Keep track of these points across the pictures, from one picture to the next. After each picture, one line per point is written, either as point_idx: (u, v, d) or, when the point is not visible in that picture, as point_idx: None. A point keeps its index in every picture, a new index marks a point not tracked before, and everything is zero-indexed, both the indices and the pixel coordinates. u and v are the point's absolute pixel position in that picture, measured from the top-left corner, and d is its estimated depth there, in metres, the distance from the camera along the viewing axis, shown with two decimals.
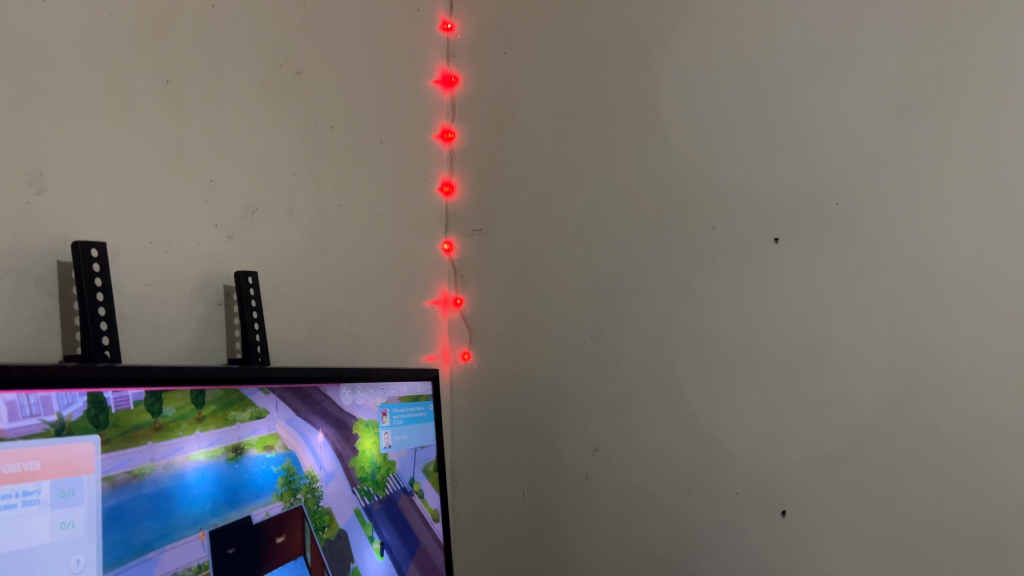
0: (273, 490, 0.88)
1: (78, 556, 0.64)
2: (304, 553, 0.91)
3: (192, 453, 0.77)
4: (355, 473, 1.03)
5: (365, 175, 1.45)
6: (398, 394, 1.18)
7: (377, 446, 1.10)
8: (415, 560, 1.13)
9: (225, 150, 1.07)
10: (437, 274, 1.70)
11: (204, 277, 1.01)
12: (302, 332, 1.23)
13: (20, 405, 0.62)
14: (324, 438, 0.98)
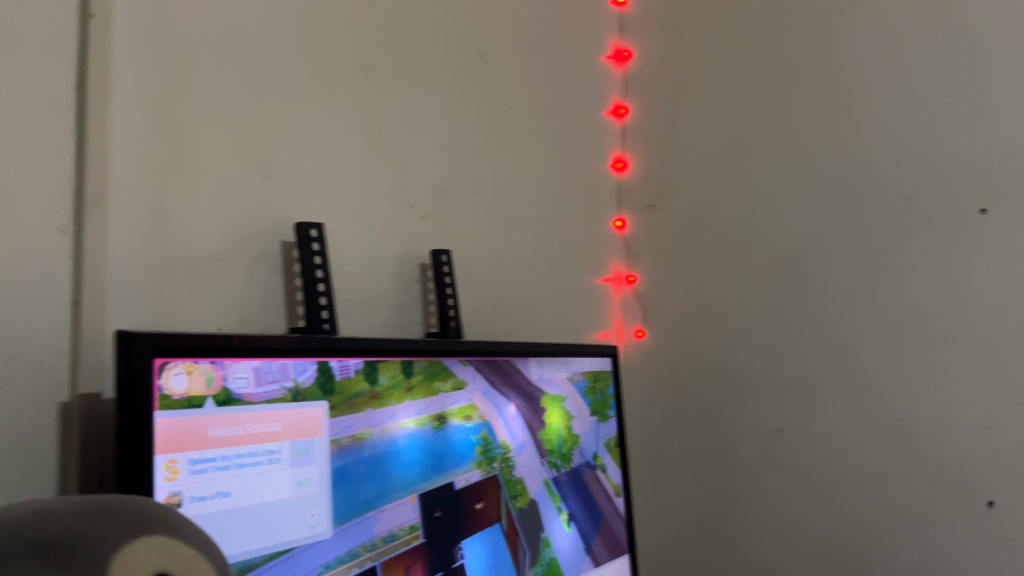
0: (473, 458, 0.92)
1: (313, 511, 0.69)
2: (500, 520, 0.94)
3: (403, 420, 0.82)
4: (544, 444, 1.06)
5: (542, 153, 1.47)
6: (581, 369, 1.19)
7: (563, 419, 1.11)
8: (599, 533, 1.15)
9: (417, 132, 1.12)
10: (609, 252, 1.65)
11: (401, 255, 1.06)
12: (487, 308, 1.26)
13: (263, 371, 0.68)
14: (516, 409, 1.01)
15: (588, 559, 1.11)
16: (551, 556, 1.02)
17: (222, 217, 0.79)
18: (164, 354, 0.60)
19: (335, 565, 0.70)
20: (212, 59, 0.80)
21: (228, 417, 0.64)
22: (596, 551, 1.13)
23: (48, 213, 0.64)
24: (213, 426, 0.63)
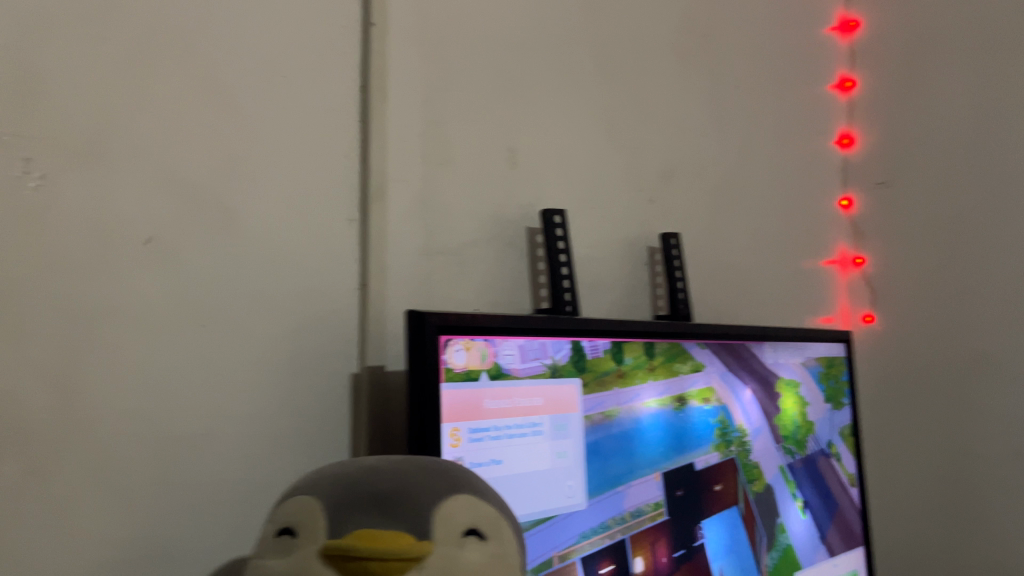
0: (711, 440, 0.92)
1: (569, 483, 0.74)
2: (737, 503, 0.94)
3: (646, 400, 0.84)
4: (778, 430, 1.04)
5: (768, 131, 1.42)
6: (814, 354, 1.16)
7: (798, 405, 1.09)
8: (834, 523, 1.11)
9: (646, 117, 1.13)
10: (835, 233, 1.57)
11: (632, 239, 1.07)
12: (715, 292, 1.24)
13: (525, 349, 0.72)
14: (752, 393, 1.00)
15: (824, 549, 1.08)
16: (787, 543, 1.01)
17: (476, 205, 0.85)
18: (448, 331, 0.66)
19: (589, 534, 0.75)
20: (469, 57, 0.86)
21: (498, 390, 0.69)
22: (832, 542, 1.10)
23: (338, 205, 0.73)
24: (486, 398, 0.68)
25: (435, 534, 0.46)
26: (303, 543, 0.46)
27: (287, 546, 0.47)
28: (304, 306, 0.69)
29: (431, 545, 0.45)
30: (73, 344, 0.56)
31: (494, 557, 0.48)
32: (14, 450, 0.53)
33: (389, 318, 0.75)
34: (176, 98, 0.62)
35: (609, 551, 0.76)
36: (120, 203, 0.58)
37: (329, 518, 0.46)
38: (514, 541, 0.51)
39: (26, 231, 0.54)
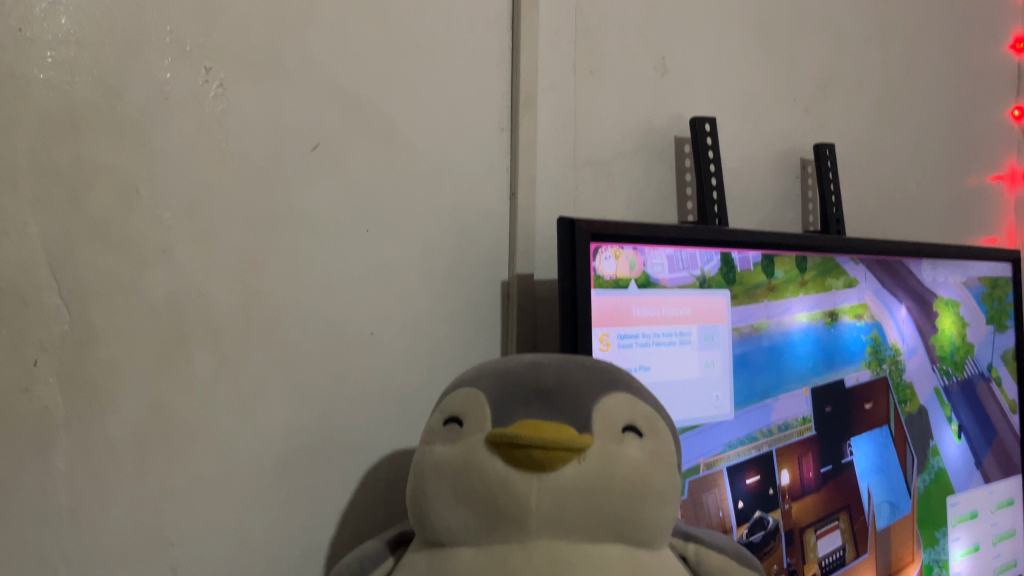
0: (863, 358, 0.89)
1: (716, 393, 0.74)
2: (888, 423, 0.91)
3: (797, 314, 0.82)
4: (935, 351, 0.99)
5: (937, 35, 1.32)
6: (977, 274, 1.09)
7: (957, 326, 1.03)
8: (991, 449, 1.06)
9: (804, 22, 1.07)
10: (1005, 146, 1.45)
11: (784, 151, 1.03)
12: (869, 206, 1.18)
13: (675, 259, 0.71)
14: (907, 312, 0.96)
15: (979, 475, 1.04)
16: (940, 466, 0.98)
17: (625, 115, 0.83)
18: (598, 239, 0.66)
19: (735, 445, 0.75)
20: None
21: (648, 299, 0.69)
22: (987, 468, 1.05)
23: (490, 115, 0.74)
24: (636, 307, 0.69)
25: (594, 429, 0.48)
26: (471, 432, 0.49)
27: (454, 434, 0.50)
28: (459, 214, 0.71)
29: (591, 438, 0.47)
30: (256, 246, 0.60)
31: (651, 453, 0.50)
32: (210, 341, 0.57)
33: (538, 227, 0.76)
34: (343, 10, 0.64)
35: (755, 463, 0.76)
36: (292, 113, 0.61)
37: (494, 410, 0.49)
38: (669, 440, 0.52)
39: (213, 138, 0.58)
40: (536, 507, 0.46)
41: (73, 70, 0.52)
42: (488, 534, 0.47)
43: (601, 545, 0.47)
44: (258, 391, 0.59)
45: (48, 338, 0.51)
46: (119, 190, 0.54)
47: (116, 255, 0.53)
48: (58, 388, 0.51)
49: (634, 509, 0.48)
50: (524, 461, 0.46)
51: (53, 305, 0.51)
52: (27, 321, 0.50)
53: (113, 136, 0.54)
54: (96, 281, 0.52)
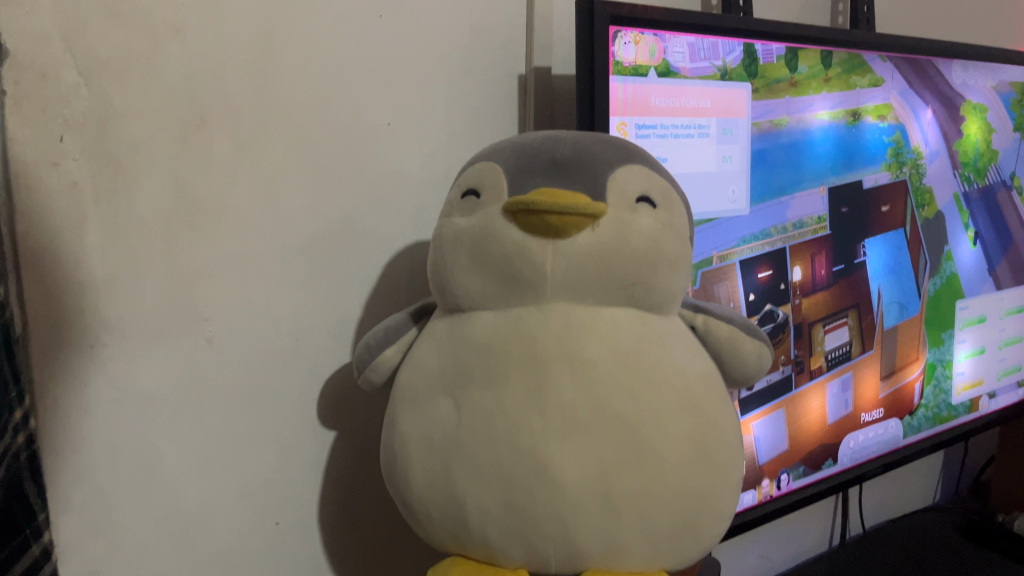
0: (883, 160, 0.88)
1: (733, 189, 0.74)
2: (904, 227, 0.92)
3: (818, 112, 0.81)
4: (958, 157, 0.98)
5: None
6: (1009, 79, 1.06)
7: (983, 131, 1.02)
8: (1006, 257, 1.07)
9: None
10: None
11: None
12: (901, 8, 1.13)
13: (696, 49, 0.70)
14: (933, 115, 0.94)
15: (990, 282, 1.05)
16: (952, 271, 0.99)
17: None
18: (617, 24, 0.64)
19: (749, 240, 0.76)
20: None
21: (667, 89, 0.68)
22: (1000, 275, 1.07)
23: None
24: (654, 97, 0.68)
25: (608, 198, 0.49)
26: (487, 202, 0.51)
27: (472, 205, 0.52)
28: (472, 2, 0.69)
29: (605, 207, 0.48)
30: (266, 28, 0.59)
31: (662, 223, 0.51)
32: (228, 124, 0.58)
33: (555, 19, 0.74)
34: None
35: (768, 258, 0.78)
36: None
37: (510, 181, 0.50)
38: (682, 213, 0.53)
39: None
40: (551, 271, 0.49)
41: None
42: (505, 298, 0.51)
43: (612, 308, 0.51)
44: (277, 176, 0.61)
45: (70, 113, 0.51)
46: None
47: (129, 32, 0.53)
48: (84, 163, 0.52)
49: (644, 275, 0.50)
50: (540, 227, 0.47)
51: (71, 81, 0.51)
52: (48, 95, 0.50)
53: None
54: (111, 57, 0.52)
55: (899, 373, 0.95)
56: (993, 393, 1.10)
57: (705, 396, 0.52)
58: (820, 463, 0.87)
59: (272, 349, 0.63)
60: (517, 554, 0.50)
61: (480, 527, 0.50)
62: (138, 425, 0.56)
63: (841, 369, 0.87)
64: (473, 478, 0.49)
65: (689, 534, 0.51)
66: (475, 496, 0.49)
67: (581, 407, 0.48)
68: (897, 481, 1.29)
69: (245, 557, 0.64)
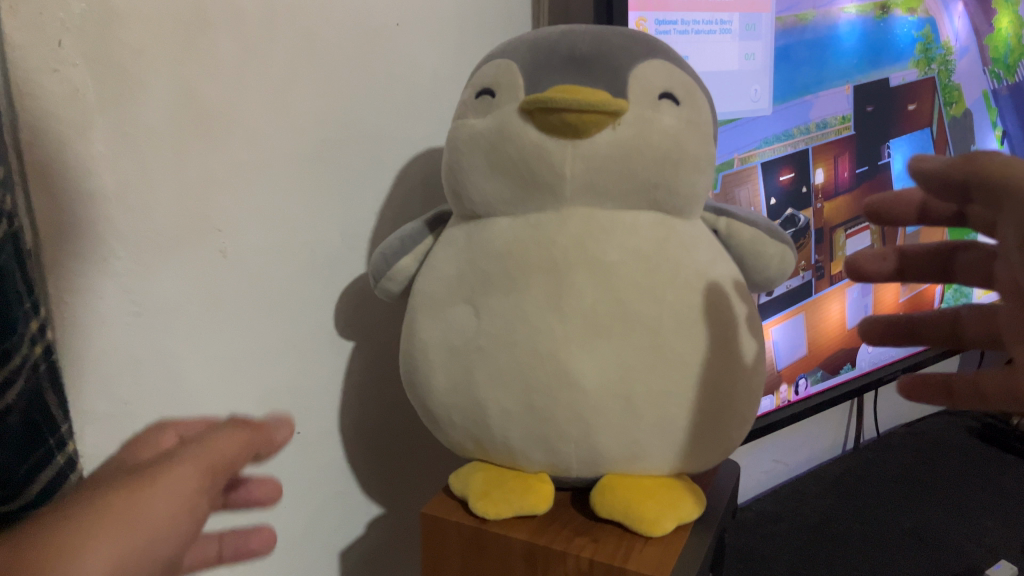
0: (912, 57, 0.85)
1: (755, 88, 0.71)
2: (931, 126, 0.89)
3: (845, 6, 0.77)
4: (988, 52, 0.94)
5: None
6: None
7: (1015, 25, 0.97)
8: None
9: None
10: None
11: None
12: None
13: None
14: (964, 7, 0.90)
15: None
16: None
17: None
18: None
19: (771, 142, 0.74)
20: None
21: None
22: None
23: None
24: None
25: (629, 96, 0.47)
26: (503, 102, 0.49)
27: (487, 106, 0.50)
28: None
29: (627, 104, 0.46)
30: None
31: (686, 121, 0.49)
32: (231, 27, 0.56)
33: None
34: None
35: (790, 161, 0.76)
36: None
37: (526, 79, 0.48)
38: (707, 111, 0.51)
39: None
40: (571, 173, 0.47)
41: None
42: (523, 203, 0.50)
43: (634, 211, 0.50)
44: (285, 80, 0.60)
45: (68, 16, 0.47)
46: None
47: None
48: (86, 70, 0.49)
49: (667, 176, 0.48)
50: (559, 127, 0.46)
51: None
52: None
53: None
54: None
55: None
56: None
57: (731, 297, 0.51)
58: (837, 369, 0.87)
59: (288, 257, 0.64)
60: (538, 456, 0.52)
61: (501, 426, 0.51)
62: (159, 336, 0.56)
63: None
64: (493, 379, 0.50)
65: (717, 434, 0.51)
66: (497, 399, 0.50)
67: (601, 310, 0.48)
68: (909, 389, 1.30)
69: (273, 464, 0.65)
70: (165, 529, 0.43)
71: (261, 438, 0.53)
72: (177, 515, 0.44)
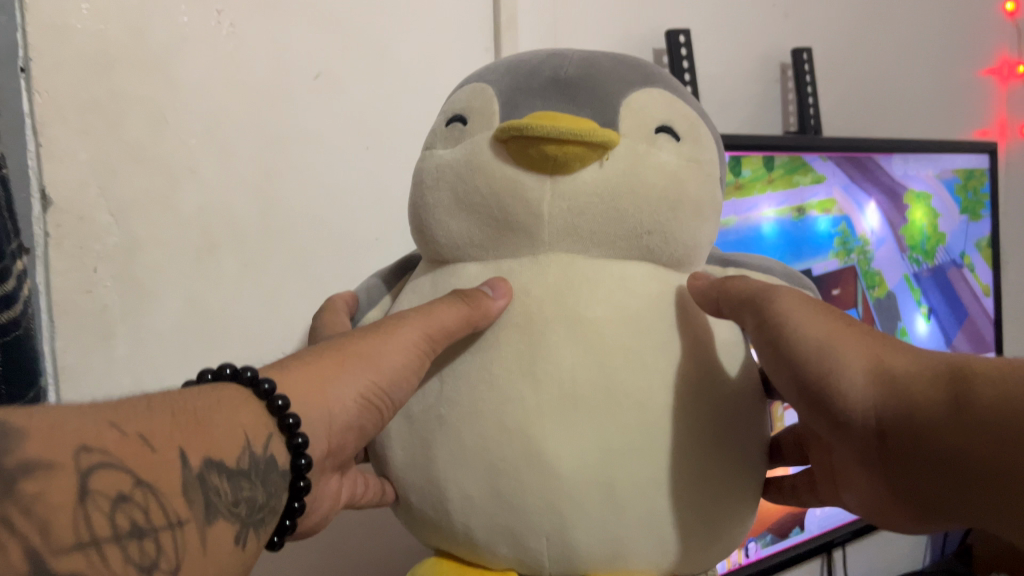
0: (831, 249, 1.02)
1: None
2: (857, 305, 1.05)
3: (765, 211, 0.93)
4: (904, 240, 1.13)
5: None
6: (950, 166, 1.21)
7: (928, 217, 1.17)
8: (962, 329, 1.22)
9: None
10: (999, 36, 1.43)
11: (766, 56, 1.04)
12: (877, 104, 1.20)
13: None
14: (876, 204, 1.09)
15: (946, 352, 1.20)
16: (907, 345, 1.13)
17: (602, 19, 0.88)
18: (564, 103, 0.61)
19: None
20: None
21: None
22: (969, 331, 1.24)
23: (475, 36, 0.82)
24: None
25: (621, 126, 0.41)
26: (475, 130, 0.42)
27: (457, 135, 0.43)
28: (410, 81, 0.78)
29: (617, 135, 0.40)
30: (262, 127, 0.71)
31: (687, 159, 0.42)
32: (234, 245, 0.70)
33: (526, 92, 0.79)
34: None
35: None
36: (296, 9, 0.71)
37: (502, 104, 0.42)
38: (712, 148, 0.44)
39: (212, 36, 0.67)
40: (549, 215, 0.41)
41: (104, 18, 0.62)
42: (496, 245, 0.43)
43: (623, 262, 0.42)
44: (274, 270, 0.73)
45: (102, 248, 0.63)
46: (141, 60, 0.64)
47: (151, 176, 0.65)
48: (113, 288, 0.64)
49: (664, 223, 0.41)
50: (537, 160, 0.39)
51: (104, 221, 0.63)
52: (83, 234, 0.62)
53: (144, 71, 0.64)
54: (134, 196, 0.65)
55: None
56: None
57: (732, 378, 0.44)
58: (786, 532, 0.98)
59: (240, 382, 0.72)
60: (504, 550, 0.43)
61: (461, 514, 0.43)
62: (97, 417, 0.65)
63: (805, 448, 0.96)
64: (455, 459, 0.42)
65: (715, 533, 0.43)
66: (459, 480, 0.42)
67: (582, 379, 0.40)
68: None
69: None
70: (410, 375, 0.42)
71: (483, 300, 0.41)
72: (415, 353, 0.41)
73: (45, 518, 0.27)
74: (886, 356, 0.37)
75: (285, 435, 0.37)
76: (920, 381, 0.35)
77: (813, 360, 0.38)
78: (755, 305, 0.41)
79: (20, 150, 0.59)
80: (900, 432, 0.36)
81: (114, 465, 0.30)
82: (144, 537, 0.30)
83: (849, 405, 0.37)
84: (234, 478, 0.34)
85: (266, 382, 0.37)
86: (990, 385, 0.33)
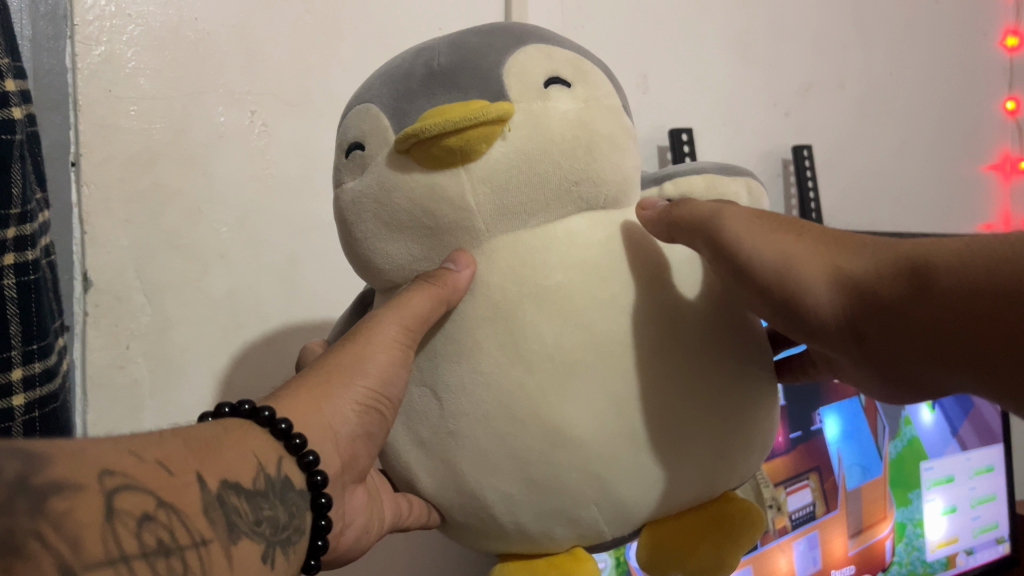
0: None
1: None
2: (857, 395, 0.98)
3: None
4: None
5: (920, 58, 1.25)
6: None
7: None
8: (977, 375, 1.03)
9: (808, 93, 1.11)
10: (999, 134, 1.37)
11: (767, 151, 1.07)
12: (869, 191, 1.19)
13: None
14: None
15: (955, 442, 1.10)
16: (912, 433, 1.05)
17: None
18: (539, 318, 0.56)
19: None
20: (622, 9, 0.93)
21: None
22: (975, 421, 1.13)
23: None
24: None
25: (513, 94, 0.40)
26: (375, 153, 0.42)
27: (360, 162, 0.43)
28: None
29: (511, 105, 0.39)
30: (265, 262, 0.74)
31: (585, 101, 0.42)
32: (260, 322, 0.74)
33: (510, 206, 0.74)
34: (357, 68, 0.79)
35: None
36: (327, 120, 0.77)
37: (392, 117, 0.41)
38: (605, 81, 0.44)
39: (246, 137, 0.73)
40: (476, 204, 0.40)
41: (151, 117, 0.68)
42: (438, 252, 0.42)
43: (563, 220, 0.42)
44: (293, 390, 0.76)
45: (135, 325, 0.67)
46: (180, 156, 0.69)
47: (186, 261, 0.70)
48: (145, 364, 0.68)
49: (585, 167, 0.41)
50: (443, 155, 0.39)
51: (139, 302, 0.67)
52: (119, 313, 0.66)
53: (184, 164, 0.69)
54: (171, 280, 0.69)
55: (868, 530, 0.98)
56: (971, 550, 1.11)
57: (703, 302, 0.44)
58: None
59: None
60: (562, 531, 0.43)
61: (508, 514, 0.43)
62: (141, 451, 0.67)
63: (807, 527, 0.92)
64: (480, 464, 0.42)
65: (732, 437, 0.43)
66: (494, 484, 0.42)
67: (569, 344, 0.40)
68: (975, 476, 1.12)
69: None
70: (398, 371, 0.43)
71: (449, 276, 0.41)
72: (399, 347, 0.42)
73: (75, 536, 0.27)
74: (845, 262, 0.37)
75: (295, 456, 0.38)
76: (880, 277, 0.35)
77: (776, 282, 0.39)
78: (706, 231, 0.41)
79: (67, 240, 0.65)
80: (873, 329, 0.36)
81: (136, 486, 0.30)
82: (171, 555, 0.30)
83: (820, 314, 0.38)
84: (252, 498, 0.35)
85: (267, 410, 0.38)
86: (949, 271, 0.33)
